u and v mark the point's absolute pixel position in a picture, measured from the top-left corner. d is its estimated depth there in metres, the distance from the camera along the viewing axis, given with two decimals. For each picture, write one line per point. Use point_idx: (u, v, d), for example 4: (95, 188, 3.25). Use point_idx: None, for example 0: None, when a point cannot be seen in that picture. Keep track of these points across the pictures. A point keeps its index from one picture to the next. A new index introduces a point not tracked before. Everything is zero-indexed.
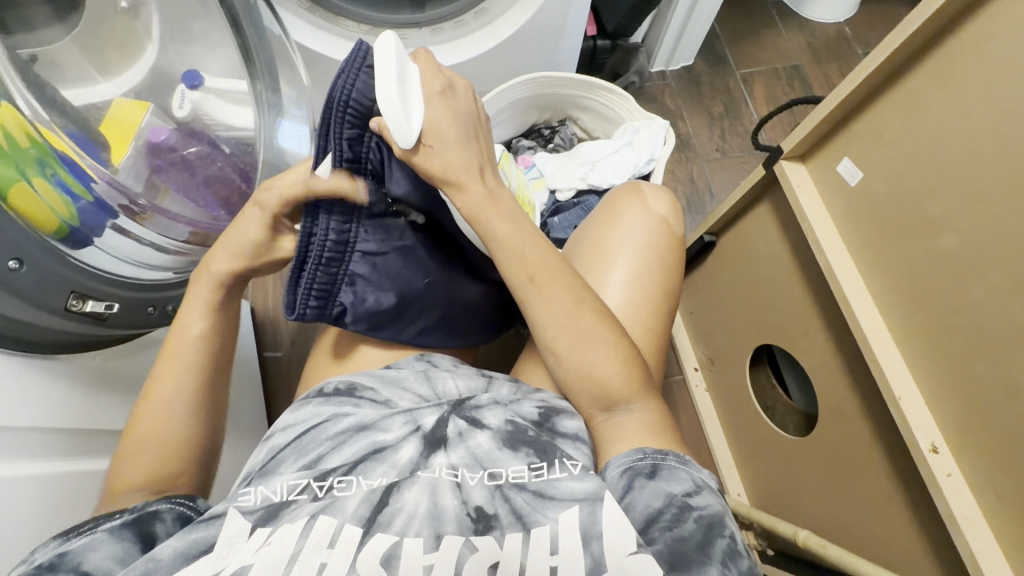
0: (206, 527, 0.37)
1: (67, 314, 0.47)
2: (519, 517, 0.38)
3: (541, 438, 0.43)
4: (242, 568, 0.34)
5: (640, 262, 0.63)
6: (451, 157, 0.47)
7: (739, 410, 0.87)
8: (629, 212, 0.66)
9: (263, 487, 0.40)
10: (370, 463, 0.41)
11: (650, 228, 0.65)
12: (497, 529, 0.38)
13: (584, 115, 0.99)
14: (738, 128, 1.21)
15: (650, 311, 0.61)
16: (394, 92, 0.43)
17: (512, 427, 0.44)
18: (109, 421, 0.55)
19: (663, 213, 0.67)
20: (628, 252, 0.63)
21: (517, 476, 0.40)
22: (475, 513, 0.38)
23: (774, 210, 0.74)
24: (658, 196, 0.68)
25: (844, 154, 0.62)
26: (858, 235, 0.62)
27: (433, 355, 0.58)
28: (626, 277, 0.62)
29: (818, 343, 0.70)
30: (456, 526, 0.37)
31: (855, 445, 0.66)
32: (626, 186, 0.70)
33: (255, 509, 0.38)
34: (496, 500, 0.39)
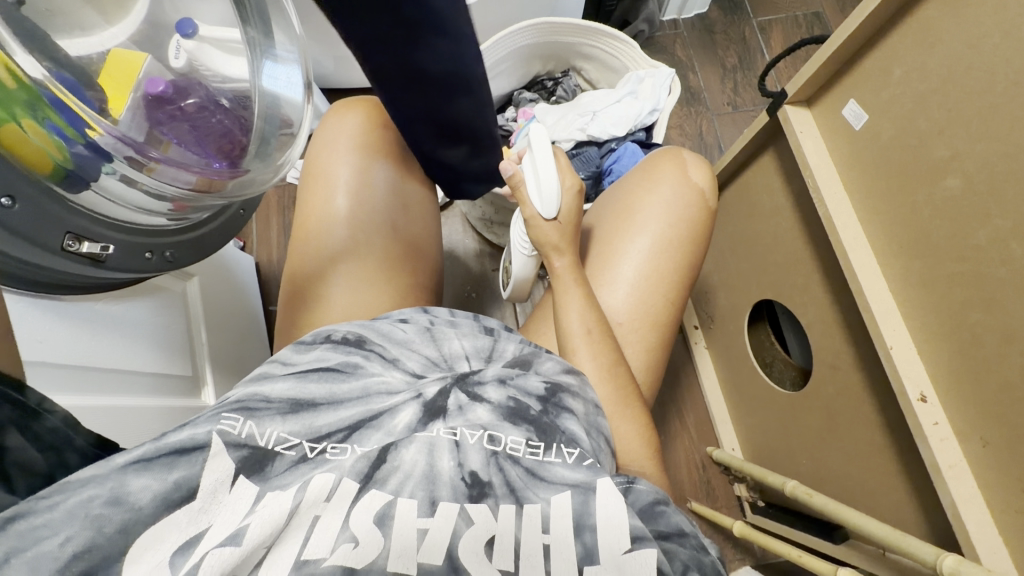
0: (190, 463, 0.34)
1: (65, 254, 0.48)
2: (511, 490, 0.38)
3: (543, 418, 0.42)
4: (239, 529, 0.33)
5: (667, 237, 0.61)
6: (547, 233, 0.59)
7: (736, 365, 0.87)
8: (663, 180, 0.63)
9: (253, 420, 0.38)
10: (366, 429, 0.40)
11: (680, 203, 0.62)
12: (491, 497, 0.38)
13: (587, 65, 0.96)
14: (751, 80, 1.16)
15: (666, 304, 0.61)
16: (545, 184, 0.59)
17: (514, 404, 0.43)
18: (116, 359, 0.58)
19: (699, 185, 0.64)
20: (655, 227, 0.61)
21: (513, 448, 0.40)
22: (470, 479, 0.38)
23: (778, 160, 0.72)
24: (700, 170, 0.65)
25: (851, 96, 0.60)
26: (861, 183, 0.60)
27: (431, 307, 0.55)
28: (632, 287, 0.60)
29: (815, 295, 0.69)
30: (450, 493, 0.38)
31: (847, 398, 0.66)
32: (672, 151, 0.66)
33: (239, 444, 0.36)
34: (490, 468, 0.39)
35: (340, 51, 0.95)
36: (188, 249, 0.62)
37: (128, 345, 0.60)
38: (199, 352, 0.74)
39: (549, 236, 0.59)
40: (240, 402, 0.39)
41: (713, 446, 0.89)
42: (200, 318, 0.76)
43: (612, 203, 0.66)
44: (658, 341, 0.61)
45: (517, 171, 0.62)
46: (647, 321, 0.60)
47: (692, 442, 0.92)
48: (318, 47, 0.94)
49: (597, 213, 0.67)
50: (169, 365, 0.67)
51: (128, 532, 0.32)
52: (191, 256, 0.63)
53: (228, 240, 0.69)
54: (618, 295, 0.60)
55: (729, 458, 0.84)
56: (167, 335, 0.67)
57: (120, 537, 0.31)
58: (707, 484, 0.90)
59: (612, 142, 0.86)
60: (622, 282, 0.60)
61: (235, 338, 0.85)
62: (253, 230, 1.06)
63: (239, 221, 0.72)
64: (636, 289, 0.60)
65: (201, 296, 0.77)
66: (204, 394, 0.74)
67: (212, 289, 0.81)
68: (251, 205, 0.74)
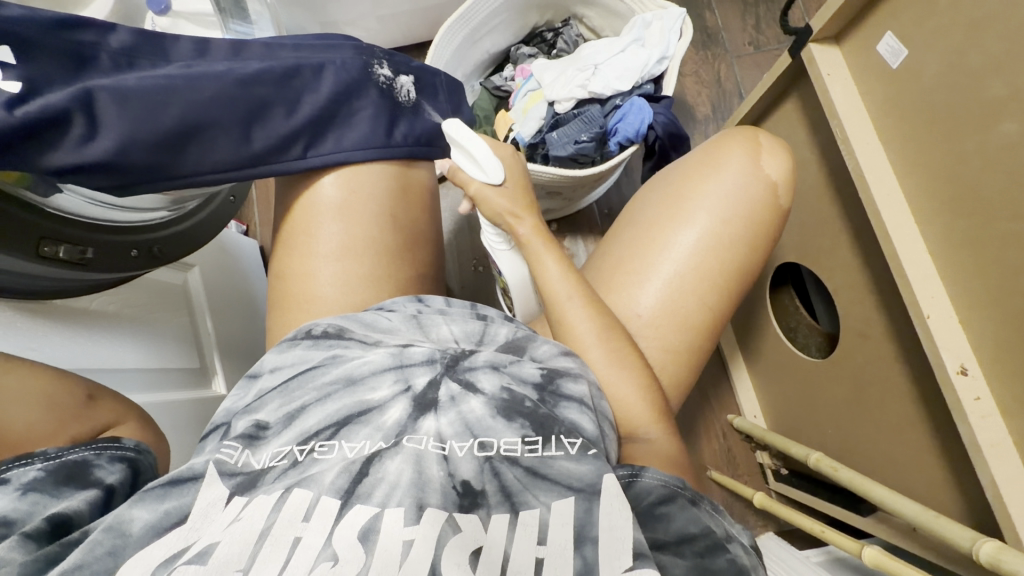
0: (180, 497, 0.34)
1: (42, 260, 0.46)
2: (507, 496, 0.35)
3: (539, 410, 0.38)
4: (207, 548, 0.31)
5: (720, 234, 0.55)
6: (495, 199, 0.55)
7: (758, 333, 0.82)
8: (731, 164, 0.56)
9: (249, 450, 0.37)
10: (353, 426, 0.37)
11: (746, 195, 0.56)
12: (483, 507, 0.34)
13: (590, 12, 0.88)
14: (776, 15, 1.04)
15: (703, 305, 0.55)
16: (481, 161, 0.55)
17: (508, 397, 0.39)
18: (124, 357, 0.58)
19: (773, 178, 0.57)
20: (707, 221, 0.55)
21: (509, 449, 0.36)
22: (462, 487, 0.35)
23: (804, 108, 0.65)
24: (778, 161, 0.57)
25: (887, 28, 0.52)
26: (895, 131, 0.53)
27: (426, 295, 0.50)
28: (665, 287, 0.55)
29: (844, 257, 0.63)
30: (439, 499, 0.34)
31: (879, 367, 0.61)
32: (745, 134, 0.59)
33: (234, 473, 0.35)
34: (484, 474, 0.35)
35: (328, 16, 0.85)
36: (174, 244, 0.60)
37: (132, 342, 0.60)
38: (207, 342, 0.74)
39: (498, 203, 0.55)
40: (238, 430, 0.38)
41: (734, 414, 0.86)
42: (209, 308, 0.76)
43: (662, 187, 0.60)
44: (682, 343, 0.55)
45: (453, 165, 0.57)
46: (673, 320, 0.55)
47: (713, 411, 0.89)
48: (302, 13, 0.83)
49: (643, 197, 0.61)
50: (176, 359, 0.67)
51: (117, 556, 0.31)
52: (177, 251, 0.61)
53: (218, 230, 0.67)
54: (648, 291, 0.55)
55: (751, 427, 0.81)
56: (173, 328, 0.67)
57: (109, 559, 0.31)
58: (729, 453, 0.87)
59: (616, 99, 0.79)
60: (657, 279, 0.55)
61: (244, 325, 0.85)
62: (255, 214, 1.04)
63: (230, 207, 0.69)
64: (670, 286, 0.55)
65: (205, 287, 0.76)
66: (215, 384, 0.74)
67: (217, 278, 0.80)
68: (240, 189, 0.71)
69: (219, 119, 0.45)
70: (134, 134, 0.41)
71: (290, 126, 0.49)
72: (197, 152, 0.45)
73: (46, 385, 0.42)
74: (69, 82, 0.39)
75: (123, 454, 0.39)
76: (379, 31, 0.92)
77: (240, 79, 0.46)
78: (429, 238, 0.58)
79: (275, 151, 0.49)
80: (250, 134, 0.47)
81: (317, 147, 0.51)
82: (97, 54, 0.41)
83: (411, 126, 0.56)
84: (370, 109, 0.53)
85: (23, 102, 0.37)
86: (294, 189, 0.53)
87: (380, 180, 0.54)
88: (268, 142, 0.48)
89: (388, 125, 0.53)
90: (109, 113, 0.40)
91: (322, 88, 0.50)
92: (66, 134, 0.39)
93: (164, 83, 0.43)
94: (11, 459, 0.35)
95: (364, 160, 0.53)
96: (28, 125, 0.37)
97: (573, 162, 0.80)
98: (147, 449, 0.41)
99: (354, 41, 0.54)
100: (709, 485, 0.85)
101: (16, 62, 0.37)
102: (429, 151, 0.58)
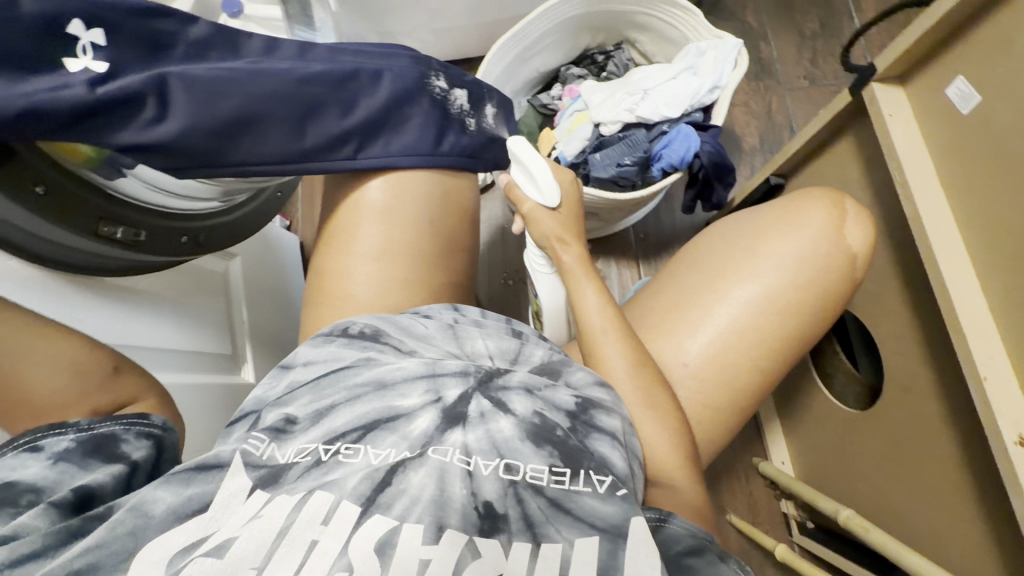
0: (204, 483, 0.34)
1: (97, 238, 0.47)
2: (529, 525, 0.34)
3: (570, 440, 0.37)
4: (225, 541, 0.31)
5: (785, 297, 0.53)
6: (548, 226, 0.56)
7: (793, 376, 0.78)
8: (814, 224, 0.55)
9: (276, 443, 0.37)
10: (380, 432, 0.37)
11: (816, 258, 0.54)
12: (503, 533, 0.33)
13: (644, 38, 0.88)
14: (834, 49, 1.02)
15: (752, 364, 0.54)
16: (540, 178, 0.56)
17: (540, 421, 0.38)
18: (164, 338, 0.60)
19: (853, 249, 0.55)
20: (773, 278, 0.54)
21: (535, 476, 0.35)
22: (483, 510, 0.34)
23: (860, 148, 0.62)
24: (858, 231, 0.55)
25: (958, 72, 0.49)
26: (962, 181, 0.50)
27: (463, 305, 0.51)
28: (715, 338, 0.54)
29: (894, 306, 0.60)
30: (459, 520, 0.33)
31: (924, 426, 0.57)
32: (829, 196, 0.57)
33: (257, 465, 0.35)
34: (508, 499, 0.34)
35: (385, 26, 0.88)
36: (218, 235, 0.62)
37: (173, 323, 0.62)
38: (240, 330, 0.77)
39: (549, 229, 0.56)
40: (269, 422, 0.38)
41: (760, 458, 0.82)
42: (245, 297, 0.78)
43: (731, 233, 0.58)
44: (724, 399, 0.54)
45: (510, 182, 0.59)
46: (721, 378, 0.54)
47: (737, 453, 0.85)
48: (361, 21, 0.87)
49: (699, 247, 0.60)
50: (210, 343, 0.69)
51: (137, 538, 0.32)
52: (218, 245, 0.63)
53: (260, 226, 0.69)
54: (699, 342, 0.54)
55: (776, 473, 0.77)
56: (210, 313, 0.70)
57: (129, 540, 0.32)
58: (751, 498, 0.83)
59: (664, 125, 0.78)
60: (710, 329, 0.54)
61: (278, 317, 0.87)
62: (298, 210, 1.07)
63: (275, 203, 0.72)
64: (721, 338, 0.54)
65: (244, 277, 0.79)
66: (243, 371, 0.76)
67: (256, 269, 0.82)
68: (286, 186, 0.74)
69: (275, 114, 0.47)
70: (198, 121, 0.43)
71: (343, 127, 0.50)
72: (249, 143, 0.47)
73: (75, 352, 0.46)
74: (146, 67, 0.42)
75: (150, 432, 0.40)
76: (433, 44, 0.95)
77: (300, 78, 0.48)
78: (465, 247, 0.59)
79: (325, 150, 0.50)
80: (303, 131, 0.49)
81: (366, 150, 0.52)
82: (162, 52, 0.43)
83: (458, 138, 0.57)
84: (420, 117, 0.54)
85: (105, 81, 0.39)
86: (342, 192, 0.55)
87: (426, 191, 0.55)
88: (320, 139, 0.50)
89: (436, 135, 0.55)
90: (179, 98, 0.42)
91: (377, 94, 0.52)
92: (137, 116, 0.41)
93: (228, 74, 0.44)
94: (47, 426, 0.37)
95: (411, 167, 0.54)
96: (103, 103, 0.38)
97: (614, 185, 0.80)
98: (173, 428, 0.42)
99: (411, 52, 0.56)
100: (727, 530, 0.82)
101: (106, 44, 0.40)
102: (473, 164, 0.59)
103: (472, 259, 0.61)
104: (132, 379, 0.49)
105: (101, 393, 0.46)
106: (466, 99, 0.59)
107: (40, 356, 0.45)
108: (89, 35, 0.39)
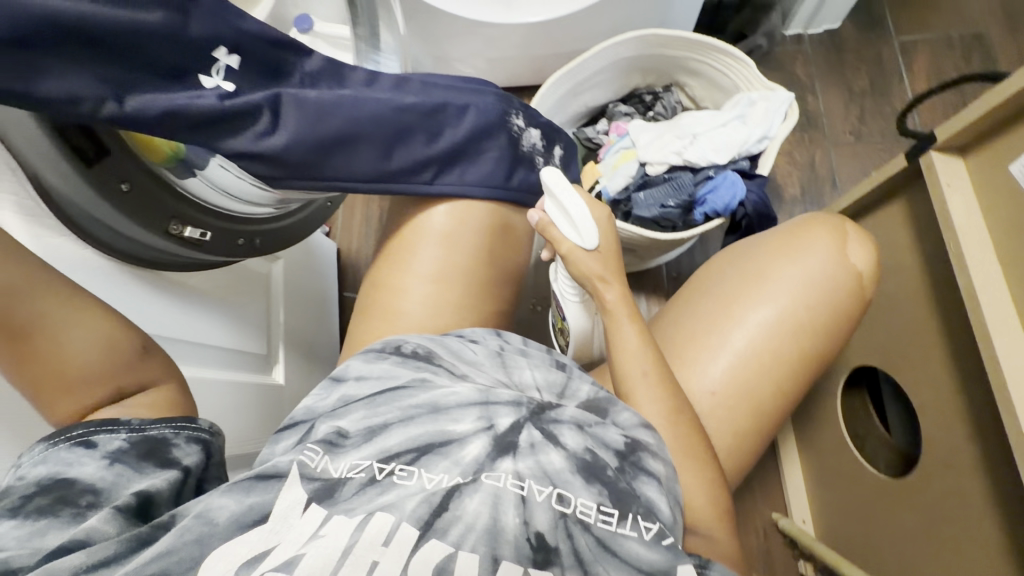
0: (263, 492, 0.35)
1: (169, 238, 0.49)
2: (580, 561, 0.35)
3: (620, 481, 0.38)
4: (292, 557, 0.32)
5: (797, 317, 0.53)
6: (587, 263, 0.54)
7: (820, 435, 0.77)
8: (816, 253, 0.54)
9: (329, 456, 0.37)
10: (434, 455, 0.37)
11: (827, 282, 0.54)
12: (556, 566, 0.34)
13: (693, 82, 0.90)
14: (883, 108, 1.02)
15: (775, 390, 0.54)
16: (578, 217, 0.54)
17: (591, 458, 0.38)
18: (210, 334, 0.62)
19: (857, 267, 0.55)
20: (784, 301, 0.54)
21: (585, 512, 0.36)
22: (536, 541, 0.34)
23: (911, 214, 0.62)
24: (861, 248, 0.55)
25: (1021, 151, 0.49)
26: (1022, 260, 0.50)
27: (505, 330, 0.52)
28: (732, 362, 0.53)
29: (937, 375, 0.59)
30: (513, 552, 0.34)
31: (964, 504, 0.56)
32: (828, 219, 0.57)
33: (313, 477, 0.36)
34: (559, 532, 0.35)
35: (442, 51, 0.91)
36: (273, 240, 0.64)
37: (220, 321, 0.64)
38: (276, 332, 0.78)
39: (592, 267, 0.54)
40: (320, 433, 0.39)
41: (781, 514, 0.80)
42: (284, 300, 0.80)
43: (732, 263, 0.58)
44: (749, 424, 0.54)
45: (544, 219, 0.56)
46: (745, 401, 0.53)
47: (756, 506, 0.83)
48: (422, 46, 0.90)
49: (712, 271, 0.59)
50: (247, 342, 0.71)
51: (202, 546, 0.33)
52: (274, 246, 0.65)
53: (311, 231, 0.71)
54: (718, 366, 0.53)
55: (798, 532, 0.75)
56: (251, 313, 0.72)
57: (195, 548, 0.33)
58: (768, 555, 0.81)
59: (710, 170, 0.79)
60: (726, 352, 0.54)
61: (311, 322, 0.89)
62: (339, 217, 1.10)
63: (325, 212, 0.74)
64: (742, 360, 0.53)
65: (284, 279, 0.81)
66: (275, 371, 0.77)
67: (297, 273, 0.85)
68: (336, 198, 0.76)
69: (370, 136, 0.50)
70: (302, 136, 0.47)
71: (426, 153, 0.52)
72: (341, 160, 0.50)
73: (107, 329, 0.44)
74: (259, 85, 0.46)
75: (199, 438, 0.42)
76: (487, 71, 0.98)
77: (397, 106, 0.51)
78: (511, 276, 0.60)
79: (406, 173, 0.52)
80: (390, 154, 0.51)
81: (443, 177, 0.54)
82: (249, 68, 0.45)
83: (528, 176, 0.58)
84: (496, 152, 0.55)
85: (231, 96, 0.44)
86: (405, 214, 0.57)
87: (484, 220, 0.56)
88: (404, 163, 0.52)
89: (508, 170, 0.56)
90: (289, 115, 0.47)
91: (462, 126, 0.54)
92: (252, 127, 0.45)
93: (335, 98, 0.48)
94: (96, 422, 0.39)
95: (479, 198, 0.55)
96: (226, 113, 0.43)
97: (655, 224, 0.81)
98: (219, 431, 0.44)
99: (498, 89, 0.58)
100: None
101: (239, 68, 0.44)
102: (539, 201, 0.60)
103: (519, 283, 0.61)
104: (158, 363, 0.46)
105: (126, 375, 0.44)
106: (540, 139, 0.61)
107: (73, 325, 0.43)
108: (227, 60, 0.44)
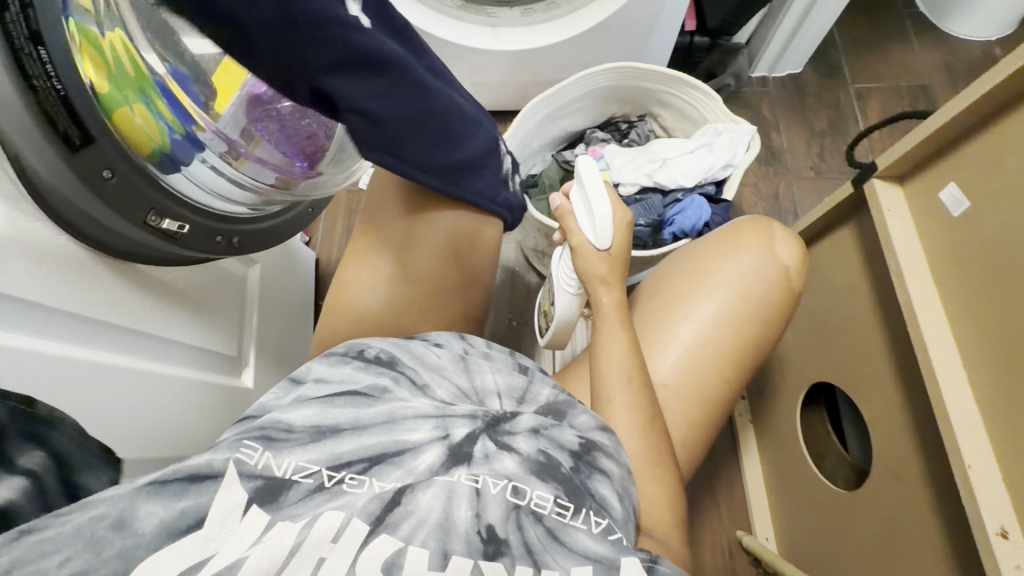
0: (196, 495, 0.32)
1: (144, 228, 0.49)
2: (530, 552, 0.35)
3: (574, 478, 0.39)
4: (235, 560, 0.30)
5: (735, 309, 0.56)
6: (595, 265, 0.57)
7: (781, 450, 0.79)
8: (748, 252, 0.58)
9: (270, 451, 0.36)
10: (386, 465, 0.37)
11: (762, 279, 0.57)
12: (506, 557, 0.34)
13: (665, 112, 0.95)
14: (841, 147, 1.10)
15: (723, 379, 0.56)
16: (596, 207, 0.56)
17: (544, 459, 0.39)
18: (176, 332, 0.61)
19: (784, 262, 0.58)
20: (723, 295, 0.57)
21: (540, 503, 0.36)
22: (487, 534, 0.35)
23: (860, 238, 0.67)
24: (788, 246, 0.59)
25: (950, 179, 0.54)
26: (955, 277, 0.54)
27: (470, 335, 0.55)
28: (682, 355, 0.56)
29: (886, 389, 0.62)
30: (464, 547, 0.34)
31: (913, 514, 0.58)
32: (761, 223, 0.60)
33: (253, 475, 0.34)
34: (510, 524, 0.35)
35: None
36: (251, 240, 0.64)
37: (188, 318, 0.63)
38: (248, 335, 0.78)
39: (596, 267, 0.57)
40: (262, 431, 0.37)
41: (744, 532, 0.81)
42: (258, 304, 0.80)
43: (679, 261, 0.61)
44: (699, 414, 0.56)
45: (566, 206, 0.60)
46: (693, 392, 0.56)
47: (721, 524, 0.84)
48: None
49: (662, 271, 0.62)
50: (216, 343, 0.70)
51: (127, 558, 0.29)
52: (252, 246, 0.65)
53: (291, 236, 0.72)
54: (668, 359, 0.56)
55: (761, 549, 0.76)
56: (223, 314, 0.71)
57: (118, 563, 0.29)
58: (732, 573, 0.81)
59: (678, 193, 0.84)
60: (674, 347, 0.56)
61: (284, 328, 0.89)
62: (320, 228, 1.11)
63: (306, 218, 0.75)
64: (690, 353, 0.56)
65: (259, 283, 0.81)
66: (244, 375, 0.77)
67: (272, 278, 0.85)
68: (318, 203, 0.78)
69: (430, 126, 0.49)
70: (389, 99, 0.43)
71: (460, 156, 0.52)
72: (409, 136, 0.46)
73: None
74: None
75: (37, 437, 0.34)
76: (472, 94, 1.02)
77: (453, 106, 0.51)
78: (484, 282, 0.62)
79: (440, 171, 0.51)
80: (436, 150, 0.50)
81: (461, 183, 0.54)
82: None
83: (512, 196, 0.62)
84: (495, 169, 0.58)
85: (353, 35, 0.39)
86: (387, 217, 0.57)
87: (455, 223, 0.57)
88: (444, 161, 0.51)
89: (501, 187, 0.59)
90: (384, 77, 0.43)
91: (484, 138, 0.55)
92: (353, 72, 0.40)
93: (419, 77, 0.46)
94: None
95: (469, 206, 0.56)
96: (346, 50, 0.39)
97: None
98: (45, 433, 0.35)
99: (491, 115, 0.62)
100: None
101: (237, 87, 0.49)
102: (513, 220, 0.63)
103: (488, 290, 0.64)
104: None
105: None
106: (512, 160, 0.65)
107: None
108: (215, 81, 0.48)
